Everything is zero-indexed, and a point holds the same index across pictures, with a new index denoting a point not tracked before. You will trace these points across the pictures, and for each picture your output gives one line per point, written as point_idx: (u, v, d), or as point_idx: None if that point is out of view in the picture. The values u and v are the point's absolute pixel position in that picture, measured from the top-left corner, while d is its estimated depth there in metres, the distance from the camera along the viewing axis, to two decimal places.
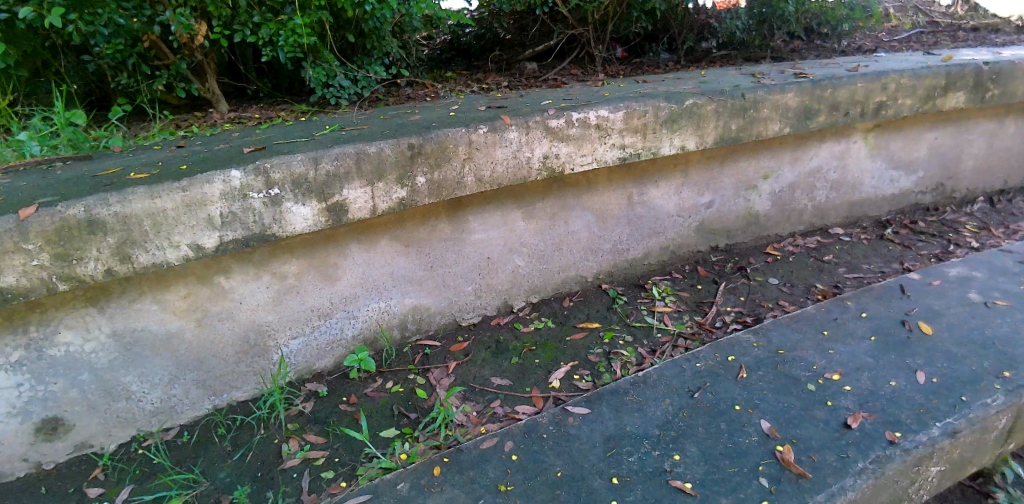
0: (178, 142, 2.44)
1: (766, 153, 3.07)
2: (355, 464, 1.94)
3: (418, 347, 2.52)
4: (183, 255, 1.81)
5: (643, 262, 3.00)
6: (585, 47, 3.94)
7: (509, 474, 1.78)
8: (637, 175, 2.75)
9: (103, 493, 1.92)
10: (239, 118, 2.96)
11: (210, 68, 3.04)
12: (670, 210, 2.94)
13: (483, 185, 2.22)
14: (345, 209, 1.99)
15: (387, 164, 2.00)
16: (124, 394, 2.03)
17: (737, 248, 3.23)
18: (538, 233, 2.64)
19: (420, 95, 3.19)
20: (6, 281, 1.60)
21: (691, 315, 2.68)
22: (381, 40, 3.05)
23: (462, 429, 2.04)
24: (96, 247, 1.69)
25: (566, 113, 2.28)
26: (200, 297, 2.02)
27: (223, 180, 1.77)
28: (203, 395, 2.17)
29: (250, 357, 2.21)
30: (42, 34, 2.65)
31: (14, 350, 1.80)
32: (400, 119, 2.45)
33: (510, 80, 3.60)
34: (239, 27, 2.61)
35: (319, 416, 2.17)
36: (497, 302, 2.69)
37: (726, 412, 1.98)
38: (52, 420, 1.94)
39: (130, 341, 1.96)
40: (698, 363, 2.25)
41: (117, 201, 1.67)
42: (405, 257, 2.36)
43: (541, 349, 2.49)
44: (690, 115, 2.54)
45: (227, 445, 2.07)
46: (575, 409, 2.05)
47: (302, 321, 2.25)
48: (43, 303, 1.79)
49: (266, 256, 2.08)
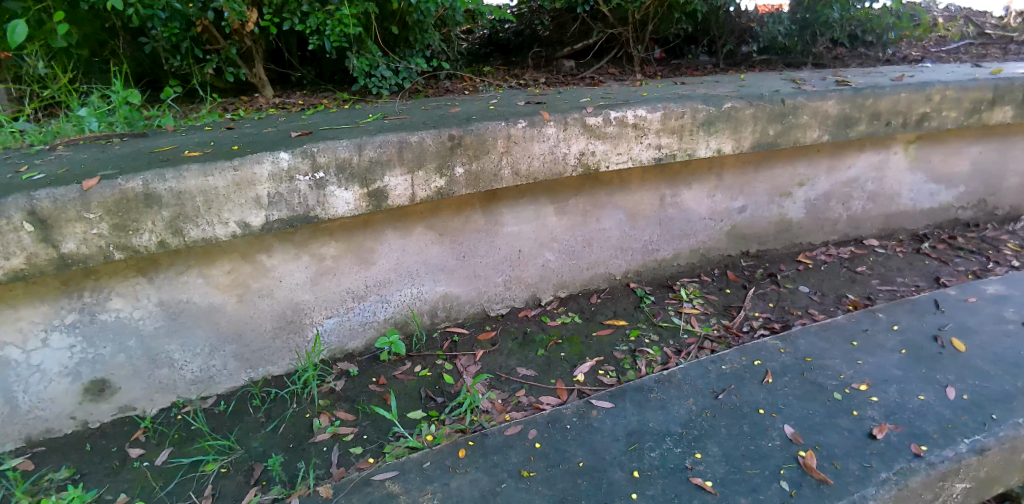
0: (227, 124, 2.55)
1: (803, 161, 3.04)
2: (383, 441, 2.00)
3: (446, 333, 2.58)
4: (230, 232, 1.89)
5: (673, 263, 3.01)
6: (624, 46, 3.94)
7: (532, 460, 1.82)
8: (670, 177, 2.76)
9: (144, 454, 2.03)
10: (284, 104, 3.05)
11: (258, 54, 3.13)
12: (702, 213, 2.94)
13: (520, 178, 2.25)
14: (385, 196, 2.05)
15: (427, 153, 2.05)
16: (168, 362, 2.14)
17: (767, 255, 3.22)
18: (569, 229, 2.67)
19: (459, 89, 3.23)
20: (67, 247, 1.71)
21: (719, 319, 2.68)
22: (424, 33, 3.10)
23: (487, 415, 2.08)
24: (151, 221, 1.78)
25: (603, 111, 2.31)
26: (243, 274, 2.11)
27: (272, 161, 1.85)
28: (241, 367, 2.27)
29: (287, 333, 2.29)
30: (103, 16, 2.78)
31: (69, 312, 1.91)
32: (441, 111, 2.51)
33: (547, 78, 3.63)
34: (288, 16, 2.69)
35: (349, 394, 2.25)
36: (526, 294, 2.74)
37: (750, 415, 1.99)
38: (100, 381, 2.06)
39: (176, 312, 2.06)
40: (723, 365, 2.26)
41: (172, 177, 1.76)
42: (439, 246, 2.42)
43: (566, 343, 2.52)
44: (727, 119, 2.53)
45: (261, 416, 2.16)
46: (599, 402, 2.08)
47: (336, 302, 2.33)
48: (96, 271, 1.89)
49: (307, 237, 2.15)
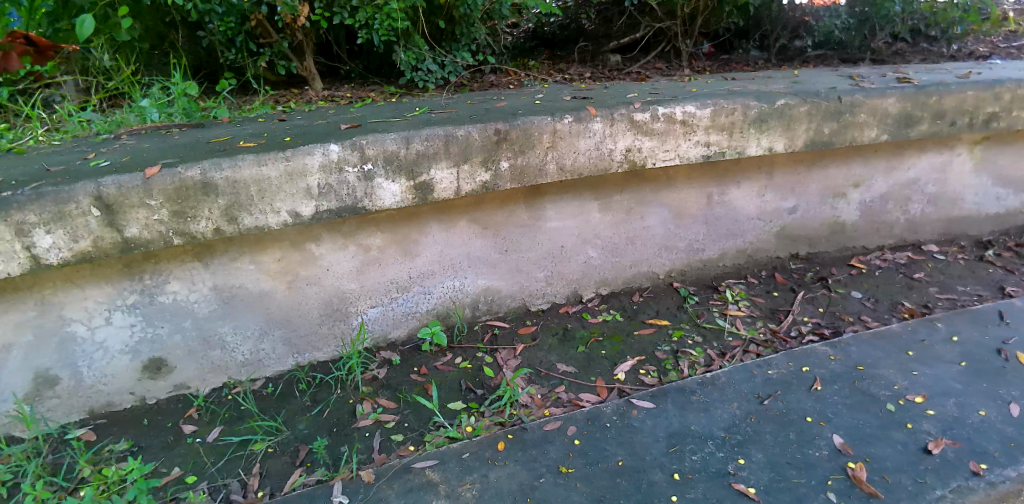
0: (279, 116, 2.62)
1: (859, 161, 2.92)
2: (423, 431, 2.03)
3: (487, 327, 2.59)
4: (282, 221, 1.94)
5: (718, 264, 2.94)
6: (672, 40, 3.86)
7: (571, 457, 1.82)
8: (717, 175, 2.70)
9: (197, 431, 2.12)
10: (332, 97, 3.11)
11: (309, 47, 3.19)
12: (750, 212, 2.87)
13: (565, 173, 2.24)
14: (431, 189, 2.07)
15: (473, 147, 2.06)
16: (220, 344, 2.22)
17: (818, 258, 3.11)
18: (612, 226, 2.64)
19: (504, 83, 3.23)
20: (131, 232, 1.80)
21: (765, 322, 2.60)
22: (470, 27, 3.11)
23: (526, 409, 2.08)
24: (208, 208, 1.84)
25: (651, 107, 2.27)
26: (292, 261, 2.17)
27: (323, 153, 1.90)
28: (288, 351, 2.34)
29: (332, 320, 2.35)
30: (163, 11, 2.89)
31: (131, 293, 2.02)
32: (486, 105, 2.51)
33: (592, 72, 3.59)
34: (339, 10, 2.75)
35: (391, 383, 2.29)
36: (567, 290, 2.73)
37: (797, 422, 1.93)
38: (157, 360, 2.17)
39: (229, 296, 2.14)
40: (770, 370, 2.20)
41: (229, 166, 1.83)
42: (482, 239, 2.43)
43: (607, 341, 2.50)
44: (780, 116, 2.45)
45: (306, 400, 2.23)
46: (639, 402, 2.05)
47: (381, 292, 2.37)
48: (156, 255, 1.99)
49: (354, 228, 2.20)
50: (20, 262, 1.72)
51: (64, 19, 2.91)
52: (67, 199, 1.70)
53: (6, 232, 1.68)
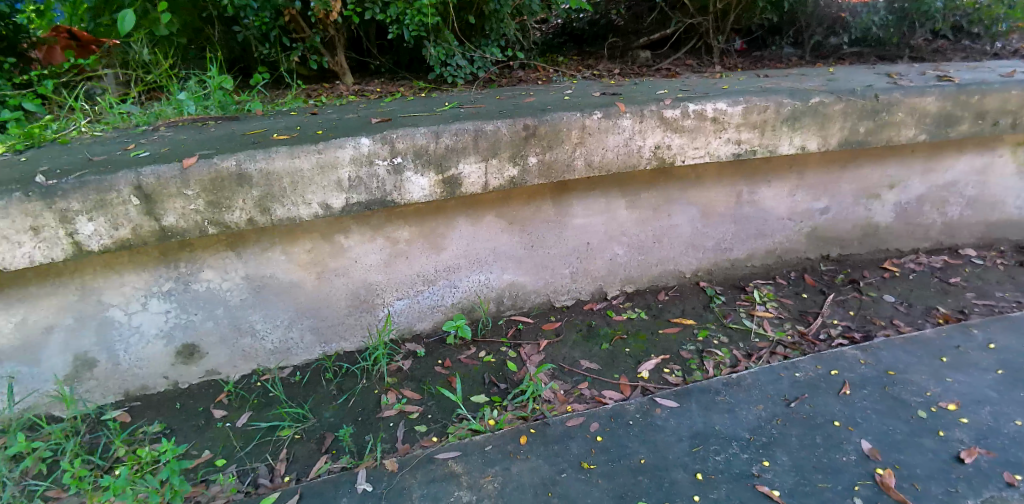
0: (311, 110, 2.67)
1: (895, 161, 2.84)
2: (447, 422, 2.05)
3: (511, 321, 2.60)
4: (313, 212, 1.98)
5: (746, 264, 2.90)
6: (703, 37, 3.82)
7: (593, 453, 1.82)
8: (748, 174, 2.66)
9: (227, 415, 2.18)
10: (362, 91, 3.15)
11: (340, 42, 3.24)
12: (780, 212, 2.82)
13: (593, 169, 2.23)
14: (459, 183, 2.08)
15: (502, 143, 2.07)
16: (251, 331, 2.28)
17: (850, 260, 3.04)
18: (639, 223, 2.62)
19: (532, 79, 3.23)
20: (168, 221, 1.85)
21: (794, 324, 2.56)
22: (499, 23, 3.10)
23: (549, 404, 2.09)
24: (242, 199, 1.89)
25: (682, 104, 2.24)
26: (322, 252, 2.21)
27: (354, 146, 1.92)
28: (316, 341, 2.39)
29: (359, 311, 2.38)
30: (200, 6, 2.96)
31: (166, 280, 2.08)
32: (515, 100, 2.52)
33: (621, 69, 3.57)
34: (370, 5, 2.78)
35: (415, 374, 2.32)
36: (592, 287, 2.72)
37: (824, 426, 1.90)
38: (190, 345, 2.23)
39: (260, 285, 2.19)
40: (797, 373, 2.16)
41: (262, 158, 1.87)
42: (508, 234, 2.44)
43: (632, 338, 2.49)
44: (814, 114, 2.40)
45: (333, 389, 2.27)
46: (663, 401, 2.04)
47: (407, 284, 2.40)
48: (191, 244, 2.04)
49: (383, 221, 2.22)
50: (63, 247, 1.80)
51: (106, 14, 2.89)
52: (108, 187, 1.76)
53: (52, 219, 1.75)
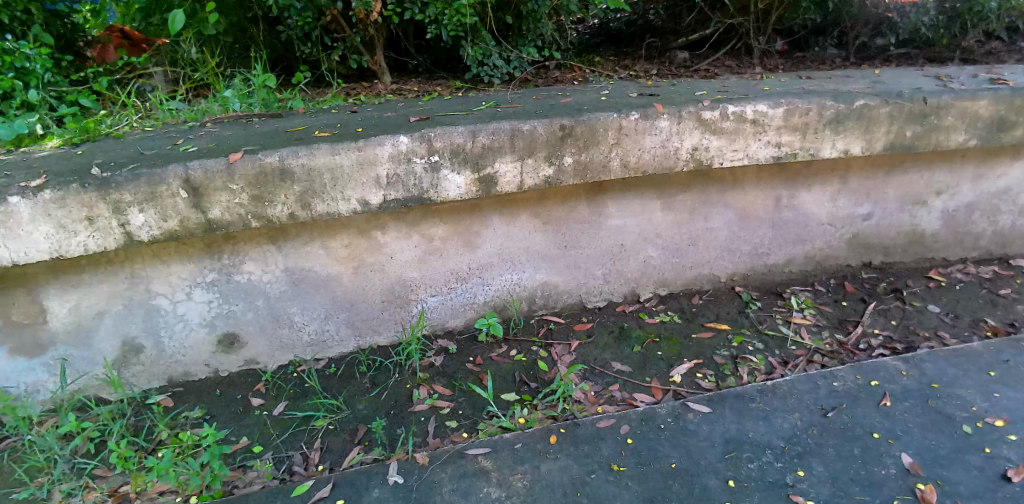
0: (351, 108, 2.73)
1: (943, 167, 2.74)
2: (477, 419, 2.08)
3: (543, 321, 2.61)
4: (352, 208, 2.02)
5: (784, 269, 2.85)
6: (743, 37, 3.76)
7: (623, 455, 1.82)
8: (788, 177, 2.60)
9: (265, 404, 2.24)
10: (401, 90, 3.21)
11: (379, 42, 3.29)
12: (821, 217, 2.75)
13: (629, 170, 2.22)
14: (494, 182, 2.10)
15: (538, 142, 2.08)
16: (289, 323, 2.34)
17: (893, 268, 2.95)
18: (674, 225, 2.60)
19: (568, 79, 3.23)
20: (214, 214, 1.92)
21: (832, 332, 2.50)
22: (537, 23, 3.12)
23: (579, 405, 2.09)
24: (284, 194, 1.94)
25: (721, 105, 2.21)
26: (359, 248, 2.26)
27: (393, 144, 1.96)
28: (351, 334, 2.44)
29: (394, 307, 2.43)
30: (246, 6, 3.05)
31: (211, 271, 2.16)
32: (552, 100, 2.52)
33: (658, 69, 3.54)
34: (410, 5, 2.82)
35: (447, 370, 2.34)
36: (625, 289, 2.71)
37: (863, 438, 1.85)
38: (231, 334, 2.31)
39: (299, 278, 2.25)
40: (835, 382, 2.11)
41: (305, 154, 1.92)
42: (542, 234, 2.45)
43: (664, 342, 2.46)
44: (858, 117, 2.34)
45: (366, 382, 2.31)
46: (695, 406, 2.02)
47: (441, 281, 2.43)
48: (234, 236, 2.11)
49: (419, 218, 2.26)
50: (116, 236, 1.88)
51: (156, 13, 3.15)
52: (159, 180, 1.84)
53: (106, 209, 1.83)
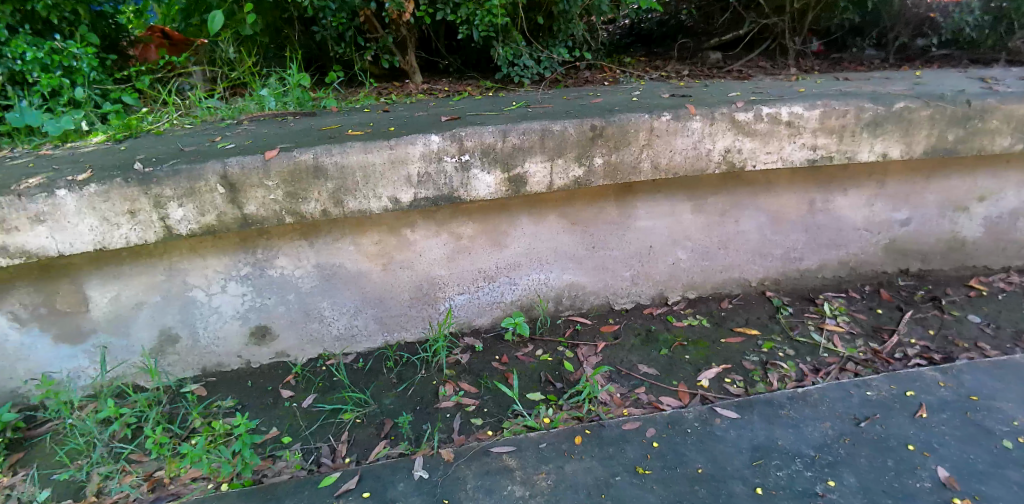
0: (383, 107, 2.77)
1: (987, 172, 2.65)
2: (502, 417, 2.09)
3: (569, 322, 2.61)
4: (383, 206, 2.05)
5: (817, 275, 2.79)
6: (778, 38, 3.69)
7: (648, 459, 1.81)
8: (822, 181, 2.55)
9: (294, 396, 2.29)
10: (431, 90, 3.24)
11: (411, 42, 3.33)
12: (856, 222, 2.69)
13: (659, 172, 2.20)
14: (524, 182, 2.11)
15: (568, 143, 2.08)
16: (319, 317, 2.39)
17: (931, 276, 2.86)
18: (704, 228, 2.57)
19: (599, 80, 3.22)
20: (250, 209, 1.97)
21: (866, 340, 2.44)
22: (568, 23, 3.12)
23: (605, 407, 2.08)
24: (317, 191, 1.98)
25: (755, 107, 2.18)
26: (389, 245, 2.29)
27: (424, 143, 1.98)
28: (379, 330, 2.47)
29: (421, 304, 2.45)
30: (283, 7, 3.12)
31: (245, 265, 2.22)
32: (583, 100, 2.51)
33: (690, 70, 3.51)
34: (442, 6, 2.85)
35: (473, 368, 2.36)
36: (652, 292, 2.68)
37: (896, 449, 1.80)
38: (263, 327, 2.36)
39: (330, 274, 2.30)
40: (869, 391, 2.06)
41: (338, 153, 1.95)
42: (570, 234, 2.44)
43: (692, 346, 2.44)
44: (897, 120, 2.28)
45: (393, 377, 2.35)
46: (723, 411, 1.99)
47: (468, 279, 2.45)
48: (268, 232, 2.16)
49: (448, 216, 2.28)
50: (156, 230, 1.94)
51: (194, 15, 3.25)
52: (198, 176, 1.89)
53: (147, 203, 1.89)
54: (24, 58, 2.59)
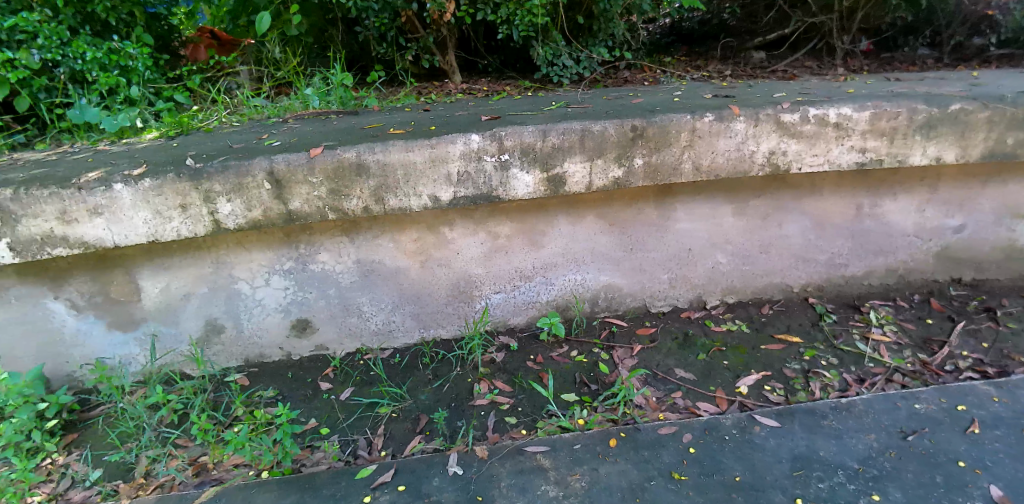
0: (424, 106, 2.80)
1: None
2: (536, 417, 2.09)
3: (605, 323, 2.59)
4: (423, 204, 2.08)
5: (862, 282, 2.70)
6: (825, 37, 3.59)
7: (684, 464, 1.78)
8: (871, 185, 2.47)
9: (332, 388, 2.35)
10: (470, 89, 3.26)
11: (451, 42, 3.37)
12: (906, 228, 2.59)
13: (700, 173, 2.17)
14: (563, 182, 2.11)
15: (608, 143, 2.07)
16: (358, 312, 2.44)
17: (985, 286, 2.73)
18: (745, 231, 2.52)
19: (638, 80, 3.19)
20: (295, 205, 2.03)
21: (915, 351, 2.35)
22: (609, 22, 3.10)
23: (640, 410, 2.06)
24: (359, 188, 2.03)
25: (801, 108, 2.12)
26: (427, 243, 2.32)
27: (465, 142, 2.00)
28: (416, 326, 2.51)
29: (458, 301, 2.48)
30: (328, 8, 3.19)
31: (288, 260, 2.28)
32: (623, 100, 2.49)
33: (732, 69, 3.45)
34: (483, 6, 2.87)
35: (508, 367, 2.37)
36: (690, 295, 2.65)
37: (946, 465, 1.73)
38: (304, 320, 2.43)
39: (370, 270, 2.34)
40: (917, 404, 1.99)
41: (381, 151, 1.99)
42: (607, 235, 2.43)
43: (730, 351, 2.40)
44: (953, 122, 2.18)
45: (429, 373, 2.38)
46: (762, 419, 1.95)
47: (505, 278, 2.46)
48: (311, 228, 2.22)
49: (486, 215, 2.29)
50: (205, 224, 2.01)
51: (243, 16, 3.31)
52: (247, 172, 1.96)
53: (197, 198, 1.97)
54: (84, 58, 2.72)
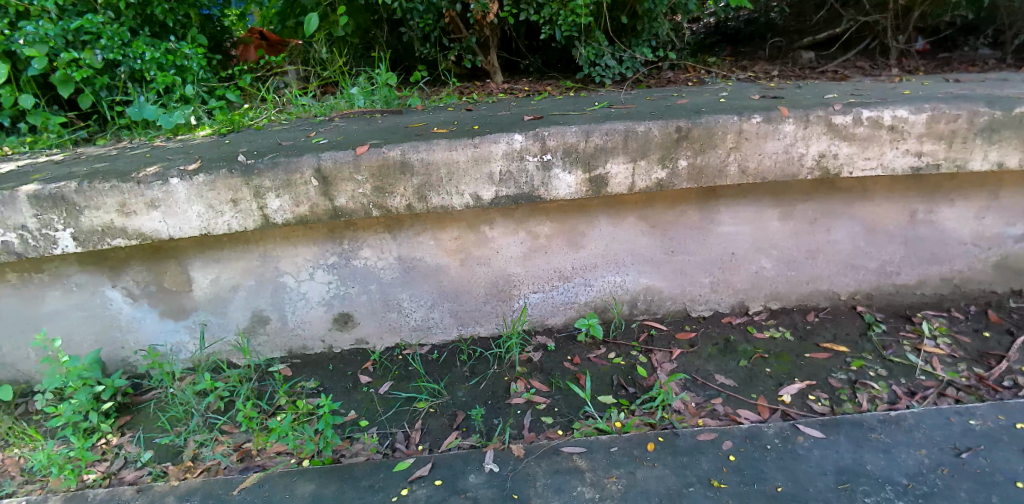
0: (466, 106, 2.83)
1: None
2: (573, 418, 2.09)
3: (643, 326, 2.57)
4: (464, 202, 2.11)
5: (915, 291, 2.60)
6: (879, 36, 3.48)
7: (724, 472, 1.76)
8: (927, 190, 2.37)
9: (372, 382, 2.40)
10: (512, 89, 3.28)
11: (493, 42, 3.41)
12: (963, 236, 2.48)
13: (746, 176, 2.12)
14: (605, 183, 2.10)
15: (652, 144, 2.05)
16: (398, 308, 2.48)
17: None
18: (792, 236, 2.45)
19: (682, 80, 3.15)
20: (340, 202, 2.08)
21: (971, 365, 2.25)
22: (653, 22, 3.08)
23: (679, 415, 2.04)
24: (403, 186, 2.06)
25: (854, 110, 2.06)
26: (468, 241, 2.34)
27: (507, 142, 2.02)
28: (455, 323, 2.54)
29: (496, 300, 2.50)
30: (374, 9, 3.25)
31: (332, 255, 2.34)
32: (668, 101, 2.47)
33: (779, 69, 3.38)
34: (526, 7, 2.88)
35: (545, 367, 2.38)
36: (732, 300, 2.60)
37: (1003, 485, 1.65)
38: (346, 314, 2.49)
39: (411, 266, 2.39)
40: (972, 420, 1.90)
41: (425, 150, 2.03)
42: (648, 237, 2.41)
43: (773, 358, 2.34)
44: (1018, 126, 2.08)
45: (467, 370, 2.41)
46: (806, 429, 1.90)
47: (543, 278, 2.47)
48: (355, 224, 2.27)
49: (527, 215, 2.30)
50: (255, 218, 2.09)
51: (291, 17, 3.40)
52: (296, 169, 2.02)
53: (248, 193, 2.04)
54: (144, 57, 2.86)
